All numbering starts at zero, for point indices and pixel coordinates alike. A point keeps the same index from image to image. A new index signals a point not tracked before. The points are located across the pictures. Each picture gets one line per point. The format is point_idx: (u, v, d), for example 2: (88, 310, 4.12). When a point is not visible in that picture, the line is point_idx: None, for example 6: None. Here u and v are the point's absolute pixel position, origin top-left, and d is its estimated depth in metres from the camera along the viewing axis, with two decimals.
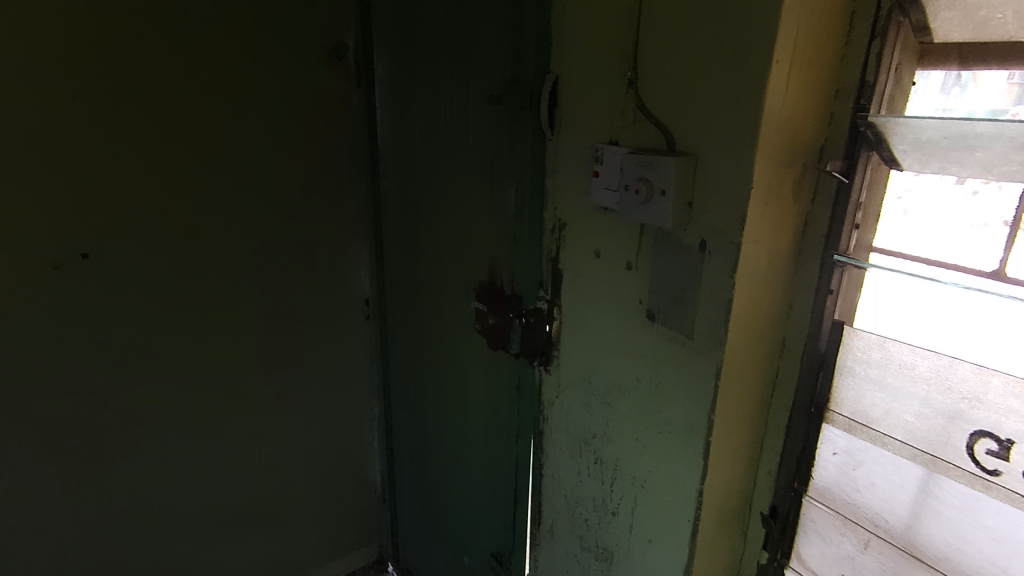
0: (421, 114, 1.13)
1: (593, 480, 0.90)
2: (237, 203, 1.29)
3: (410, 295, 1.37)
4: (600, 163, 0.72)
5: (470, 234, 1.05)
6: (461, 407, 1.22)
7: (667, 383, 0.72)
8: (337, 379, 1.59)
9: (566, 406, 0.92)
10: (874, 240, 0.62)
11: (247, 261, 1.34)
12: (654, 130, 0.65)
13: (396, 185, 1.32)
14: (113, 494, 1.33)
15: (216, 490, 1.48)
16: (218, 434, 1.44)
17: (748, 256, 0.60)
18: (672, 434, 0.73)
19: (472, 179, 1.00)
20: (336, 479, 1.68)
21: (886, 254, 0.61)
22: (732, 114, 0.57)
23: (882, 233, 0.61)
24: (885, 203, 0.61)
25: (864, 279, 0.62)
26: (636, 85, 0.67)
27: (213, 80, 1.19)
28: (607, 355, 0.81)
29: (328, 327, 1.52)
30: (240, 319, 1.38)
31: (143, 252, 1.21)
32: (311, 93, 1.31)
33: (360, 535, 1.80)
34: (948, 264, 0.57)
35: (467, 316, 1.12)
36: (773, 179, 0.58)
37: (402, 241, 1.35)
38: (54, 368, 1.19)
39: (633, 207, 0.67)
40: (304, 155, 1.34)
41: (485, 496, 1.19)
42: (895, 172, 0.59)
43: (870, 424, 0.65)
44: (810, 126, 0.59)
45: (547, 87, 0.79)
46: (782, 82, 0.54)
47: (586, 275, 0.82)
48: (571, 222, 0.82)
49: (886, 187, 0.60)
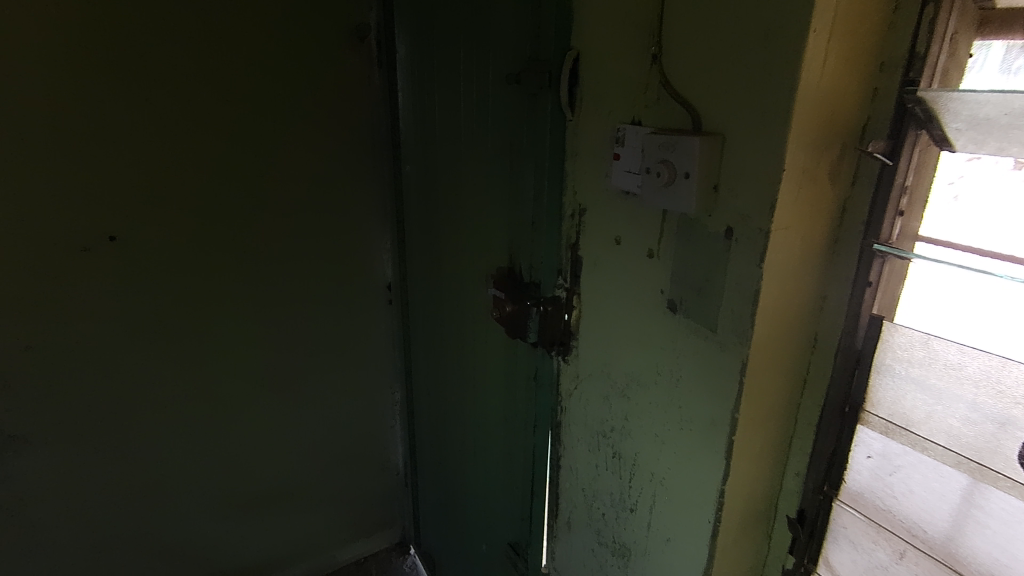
0: (441, 96, 1.10)
1: (611, 474, 0.87)
2: (259, 187, 1.29)
3: (429, 281, 1.35)
4: (621, 145, 0.68)
5: (489, 220, 1.03)
6: (480, 395, 1.21)
7: (689, 378, 0.68)
8: (359, 364, 1.60)
9: (584, 399, 0.89)
10: (920, 228, 0.57)
11: (270, 245, 1.35)
12: (679, 108, 0.61)
13: (418, 170, 1.29)
14: (143, 471, 1.37)
15: (241, 470, 1.50)
16: (242, 416, 1.46)
17: (778, 245, 0.56)
18: (694, 431, 0.69)
19: (491, 162, 0.97)
20: (357, 462, 1.70)
21: (933, 244, 0.56)
22: (763, 91, 0.52)
23: (929, 222, 0.56)
24: (934, 188, 0.55)
25: (908, 271, 0.58)
26: (659, 61, 0.63)
27: (235, 62, 1.18)
28: (626, 346, 0.78)
29: (350, 312, 1.53)
30: (264, 302, 1.39)
31: (168, 235, 1.22)
32: (332, 76, 1.29)
33: (382, 518, 1.82)
34: (1004, 256, 0.52)
35: (485, 303, 1.10)
36: (807, 161, 0.54)
37: (423, 225, 1.33)
38: (84, 348, 1.22)
39: (653, 190, 0.63)
40: (326, 138, 1.33)
41: (503, 486, 1.18)
42: (946, 153, 0.54)
43: (910, 428, 0.61)
44: (851, 102, 0.54)
45: (567, 65, 0.75)
46: (820, 54, 0.49)
47: (606, 263, 0.78)
48: (591, 207, 0.79)
49: (935, 171, 0.55)
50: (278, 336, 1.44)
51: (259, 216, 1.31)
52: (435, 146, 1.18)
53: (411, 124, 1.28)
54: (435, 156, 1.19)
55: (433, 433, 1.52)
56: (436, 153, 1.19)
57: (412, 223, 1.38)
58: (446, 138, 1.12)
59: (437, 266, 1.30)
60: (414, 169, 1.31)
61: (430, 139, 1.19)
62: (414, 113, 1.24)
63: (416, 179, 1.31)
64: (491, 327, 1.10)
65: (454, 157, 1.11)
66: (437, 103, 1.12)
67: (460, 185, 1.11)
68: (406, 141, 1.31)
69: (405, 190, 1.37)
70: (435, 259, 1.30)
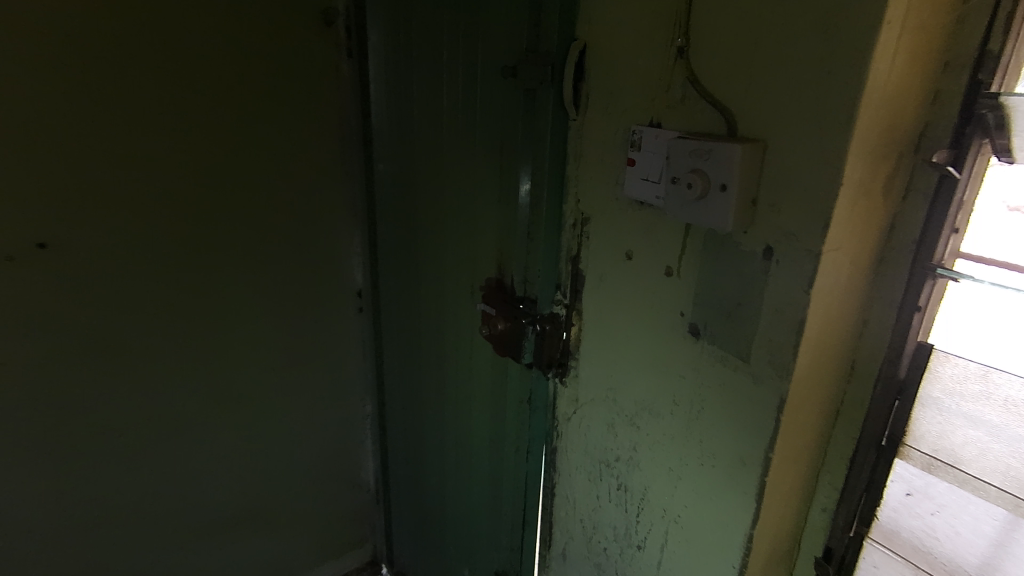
0: (421, 89, 1.00)
1: (615, 507, 0.80)
2: (215, 187, 1.16)
3: (406, 288, 1.25)
4: (637, 149, 0.61)
5: (476, 225, 0.94)
6: (463, 414, 1.12)
7: (713, 410, 0.61)
8: (328, 376, 1.49)
9: (585, 424, 0.81)
10: (961, 244, 0.51)
11: (228, 250, 1.22)
12: (710, 110, 0.54)
13: (392, 168, 1.19)
14: (84, 502, 1.23)
15: (198, 495, 1.37)
16: (198, 437, 1.33)
17: (827, 267, 0.49)
18: (718, 468, 0.62)
19: (480, 163, 0.88)
20: (325, 479, 1.59)
21: (974, 262, 0.51)
22: (817, 92, 0.45)
23: (971, 237, 0.50)
24: (979, 199, 0.49)
25: (945, 291, 0.52)
26: (686, 55, 0.55)
27: (184, 47, 1.05)
28: (637, 371, 0.70)
29: (317, 321, 1.41)
30: (221, 313, 1.26)
31: (109, 241, 1.08)
32: (296, 64, 1.17)
33: (352, 537, 1.72)
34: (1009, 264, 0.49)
35: (471, 316, 1.01)
36: (864, 173, 0.47)
37: (398, 230, 1.23)
38: (11, 370, 1.07)
39: (678, 203, 0.55)
40: (290, 133, 1.21)
41: (488, 510, 1.09)
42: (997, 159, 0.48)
43: (957, 465, 0.56)
44: (912, 106, 0.48)
45: (574, 57, 0.66)
46: (890, 48, 0.42)
47: (613, 279, 0.71)
48: (597, 217, 0.71)
49: (983, 179, 0.49)
50: (238, 350, 1.31)
51: (216, 219, 1.18)
52: (413, 143, 1.08)
53: (384, 119, 1.17)
54: (413, 154, 1.09)
55: (409, 448, 1.42)
56: (414, 150, 1.09)
57: (386, 226, 1.27)
58: (426, 135, 1.03)
59: (415, 272, 1.20)
60: (388, 168, 1.21)
61: (408, 136, 1.09)
62: (389, 106, 1.14)
63: (391, 178, 1.21)
64: (476, 342, 1.01)
65: (436, 156, 1.01)
66: (416, 95, 1.02)
67: (442, 187, 1.02)
68: (379, 137, 1.21)
69: (377, 190, 1.27)
70: (413, 265, 1.20)
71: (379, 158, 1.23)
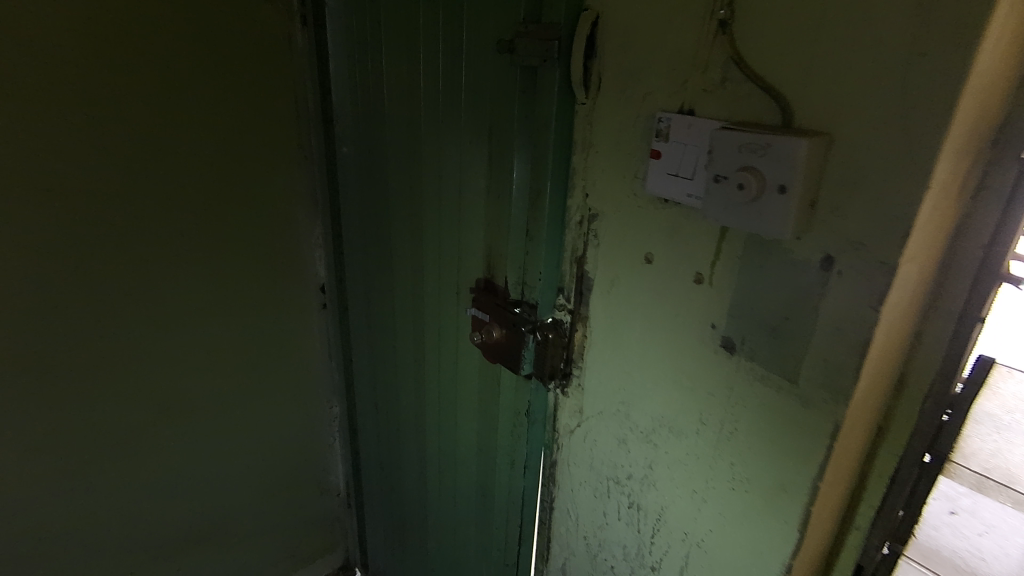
0: (394, 63, 0.88)
1: (625, 526, 0.74)
2: (153, 175, 1.01)
3: (378, 283, 1.15)
4: (664, 140, 0.53)
5: (461, 219, 0.84)
6: (446, 420, 1.04)
7: (749, 432, 0.55)
8: (291, 378, 1.37)
9: (592, 438, 0.75)
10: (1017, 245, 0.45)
11: (173, 247, 1.07)
12: (759, 96, 0.46)
13: (358, 152, 1.07)
14: (15, 537, 1.08)
15: (150, 517, 1.24)
16: (147, 455, 1.19)
17: (900, 280, 0.43)
18: (752, 494, 0.57)
19: (465, 150, 0.78)
20: (292, 487, 1.48)
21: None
22: (904, 79, 0.38)
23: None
24: None
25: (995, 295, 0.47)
26: (728, 29, 0.47)
27: (107, 11, 0.90)
28: (655, 385, 0.63)
29: (277, 321, 1.29)
30: (169, 317, 1.12)
31: (26, 238, 0.93)
32: (243, 31, 1.03)
33: (323, 543, 1.62)
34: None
35: (455, 318, 0.92)
36: (950, 173, 0.40)
37: (367, 220, 1.11)
38: None
39: (721, 204, 0.47)
40: (239, 112, 1.07)
41: (477, 524, 1.02)
42: None
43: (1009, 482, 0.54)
44: (999, 94, 0.41)
45: (585, 30, 0.57)
46: (1000, 24, 0.35)
47: (628, 283, 0.63)
48: (610, 214, 0.63)
49: None
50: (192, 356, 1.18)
51: (158, 212, 1.04)
52: (384, 125, 0.96)
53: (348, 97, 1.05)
54: (383, 136, 0.97)
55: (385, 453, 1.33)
56: (385, 133, 0.97)
57: (352, 215, 1.16)
58: (399, 116, 0.92)
59: (389, 267, 1.09)
60: (353, 152, 1.09)
61: (377, 116, 0.97)
62: (354, 82, 1.02)
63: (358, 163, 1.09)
64: (463, 345, 0.92)
65: (412, 140, 0.90)
66: (388, 70, 0.90)
67: (420, 175, 0.91)
68: (340, 117, 1.08)
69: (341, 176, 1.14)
70: (385, 259, 1.09)
71: (342, 140, 1.10)
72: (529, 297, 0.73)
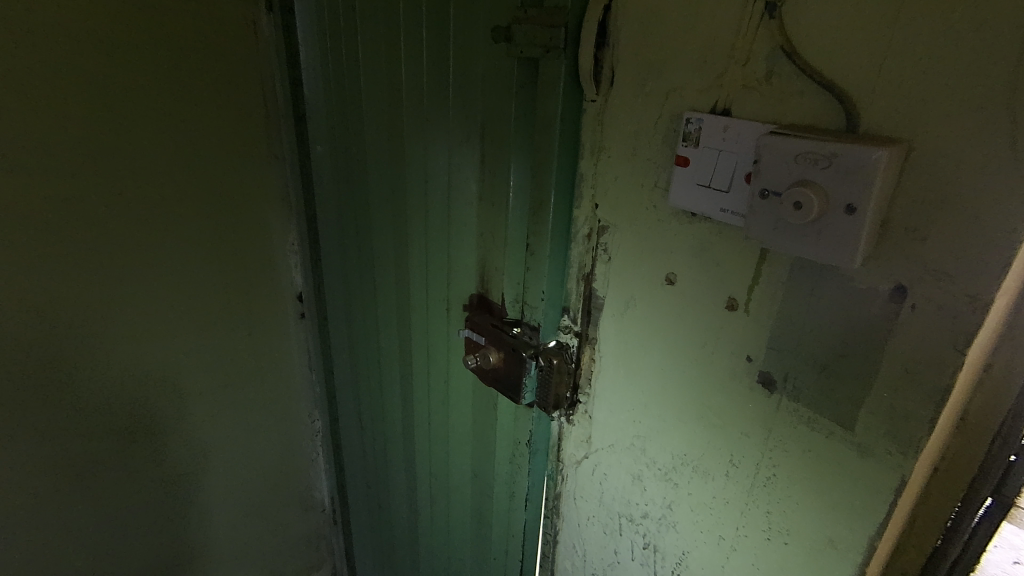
0: (372, 52, 0.79)
1: (638, 568, 0.67)
2: (108, 181, 0.91)
3: (360, 292, 1.06)
4: (694, 145, 0.45)
5: (451, 227, 0.75)
6: (437, 443, 0.96)
7: (791, 479, 0.48)
8: (269, 395, 1.27)
9: (602, 471, 0.67)
10: None
11: (133, 258, 0.97)
12: (815, 95, 0.38)
13: (334, 151, 0.97)
14: None
15: (118, 553, 1.14)
16: (113, 488, 1.09)
17: (992, 318, 0.35)
18: (793, 547, 0.50)
19: (455, 152, 0.69)
20: (272, 507, 1.39)
21: None
22: (1012, 75, 0.31)
23: None
24: None
25: None
26: (777, 13, 0.39)
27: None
28: (676, 419, 0.56)
29: (252, 336, 1.19)
30: (133, 334, 1.02)
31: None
32: (204, 18, 0.93)
33: (307, 563, 1.54)
34: None
35: (446, 335, 0.84)
36: None
37: (346, 225, 1.02)
38: None
39: (767, 225, 0.40)
40: (203, 110, 0.97)
41: (473, 553, 0.95)
42: None
43: None
44: None
45: (597, 15, 0.49)
46: None
47: (645, 305, 0.55)
48: (624, 227, 0.55)
49: None
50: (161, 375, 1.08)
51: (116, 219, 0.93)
52: (362, 121, 0.87)
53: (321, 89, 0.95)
54: (362, 134, 0.88)
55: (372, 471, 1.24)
56: (363, 130, 0.88)
57: (329, 219, 1.06)
58: (379, 112, 0.82)
59: (371, 275, 1.00)
60: (329, 151, 0.99)
61: (356, 112, 0.88)
62: (328, 74, 0.92)
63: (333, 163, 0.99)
64: (455, 364, 0.84)
65: (394, 139, 0.81)
66: (365, 61, 0.81)
67: (404, 179, 0.82)
68: (313, 113, 0.98)
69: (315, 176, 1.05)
70: (368, 267, 1.00)
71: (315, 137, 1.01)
72: (530, 317, 0.65)
